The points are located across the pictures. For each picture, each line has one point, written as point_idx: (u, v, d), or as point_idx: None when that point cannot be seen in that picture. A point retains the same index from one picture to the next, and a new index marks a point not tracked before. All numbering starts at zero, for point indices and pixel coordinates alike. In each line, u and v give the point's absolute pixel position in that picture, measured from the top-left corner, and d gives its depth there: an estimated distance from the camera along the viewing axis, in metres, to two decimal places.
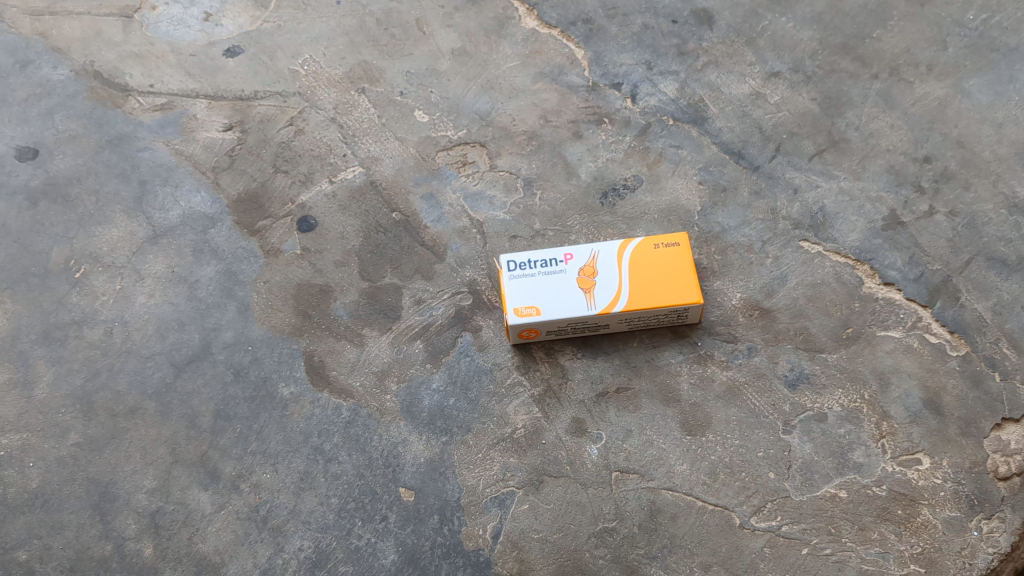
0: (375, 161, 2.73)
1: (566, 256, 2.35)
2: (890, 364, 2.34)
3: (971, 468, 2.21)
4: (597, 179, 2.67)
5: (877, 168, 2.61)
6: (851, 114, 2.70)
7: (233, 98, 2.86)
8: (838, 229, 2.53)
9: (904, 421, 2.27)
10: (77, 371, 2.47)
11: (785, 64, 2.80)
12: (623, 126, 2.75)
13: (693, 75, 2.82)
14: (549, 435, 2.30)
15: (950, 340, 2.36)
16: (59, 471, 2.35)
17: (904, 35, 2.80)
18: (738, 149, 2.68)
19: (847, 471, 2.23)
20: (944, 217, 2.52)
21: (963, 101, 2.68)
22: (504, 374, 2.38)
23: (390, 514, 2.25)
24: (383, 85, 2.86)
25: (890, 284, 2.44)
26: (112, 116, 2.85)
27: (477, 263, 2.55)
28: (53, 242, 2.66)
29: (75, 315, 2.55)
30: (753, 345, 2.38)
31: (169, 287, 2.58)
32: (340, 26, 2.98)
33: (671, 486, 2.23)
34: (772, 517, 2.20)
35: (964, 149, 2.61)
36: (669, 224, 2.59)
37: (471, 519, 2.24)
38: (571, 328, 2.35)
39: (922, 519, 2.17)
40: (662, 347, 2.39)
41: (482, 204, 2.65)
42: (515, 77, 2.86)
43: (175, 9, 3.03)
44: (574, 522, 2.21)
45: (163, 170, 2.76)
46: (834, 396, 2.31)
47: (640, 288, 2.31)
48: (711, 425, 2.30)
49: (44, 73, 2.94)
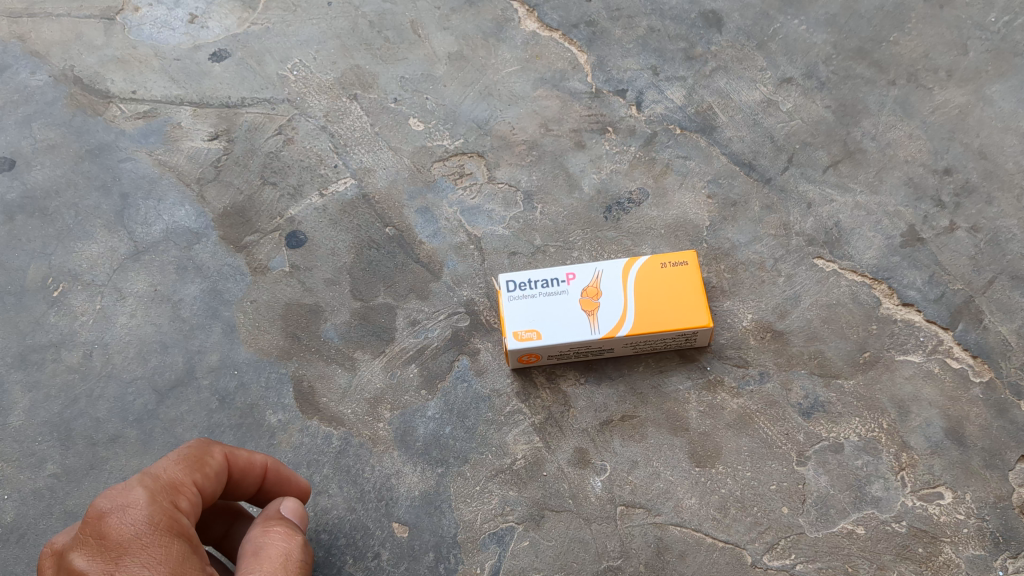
0: (367, 172, 2.61)
1: (568, 276, 2.23)
2: (910, 391, 2.22)
3: (996, 503, 2.10)
4: (600, 192, 2.54)
5: (895, 181, 2.48)
6: (867, 122, 2.57)
7: (219, 105, 2.72)
8: (854, 246, 2.41)
9: (924, 452, 2.15)
10: (55, 397, 2.36)
11: (798, 69, 2.67)
12: (628, 135, 2.62)
13: (702, 81, 2.69)
14: (551, 466, 2.19)
15: (973, 365, 2.24)
16: (35, 504, 2.23)
17: (922, 38, 2.67)
18: (749, 160, 2.55)
19: (865, 506, 2.11)
20: (965, 232, 2.40)
21: (985, 109, 2.55)
22: (503, 402, 2.26)
23: (383, 551, 2.14)
24: (377, 92, 2.73)
25: (909, 305, 2.32)
26: (92, 124, 2.72)
27: (474, 282, 2.43)
28: (30, 259, 2.53)
29: (53, 337, 2.43)
30: (765, 370, 2.26)
31: (152, 307, 2.46)
32: (332, 28, 2.84)
33: (679, 522, 2.12)
34: (786, 555, 2.08)
35: (986, 160, 2.48)
36: (677, 241, 2.46)
37: (468, 557, 2.12)
38: (573, 352, 2.23)
39: (944, 558, 2.06)
40: (669, 372, 2.27)
41: (480, 218, 2.52)
42: (515, 83, 2.72)
43: (159, 10, 2.89)
44: (577, 560, 2.10)
45: (146, 182, 2.63)
46: (851, 425, 2.20)
47: (647, 310, 2.18)
48: (721, 455, 2.18)
49: (22, 78, 2.80)
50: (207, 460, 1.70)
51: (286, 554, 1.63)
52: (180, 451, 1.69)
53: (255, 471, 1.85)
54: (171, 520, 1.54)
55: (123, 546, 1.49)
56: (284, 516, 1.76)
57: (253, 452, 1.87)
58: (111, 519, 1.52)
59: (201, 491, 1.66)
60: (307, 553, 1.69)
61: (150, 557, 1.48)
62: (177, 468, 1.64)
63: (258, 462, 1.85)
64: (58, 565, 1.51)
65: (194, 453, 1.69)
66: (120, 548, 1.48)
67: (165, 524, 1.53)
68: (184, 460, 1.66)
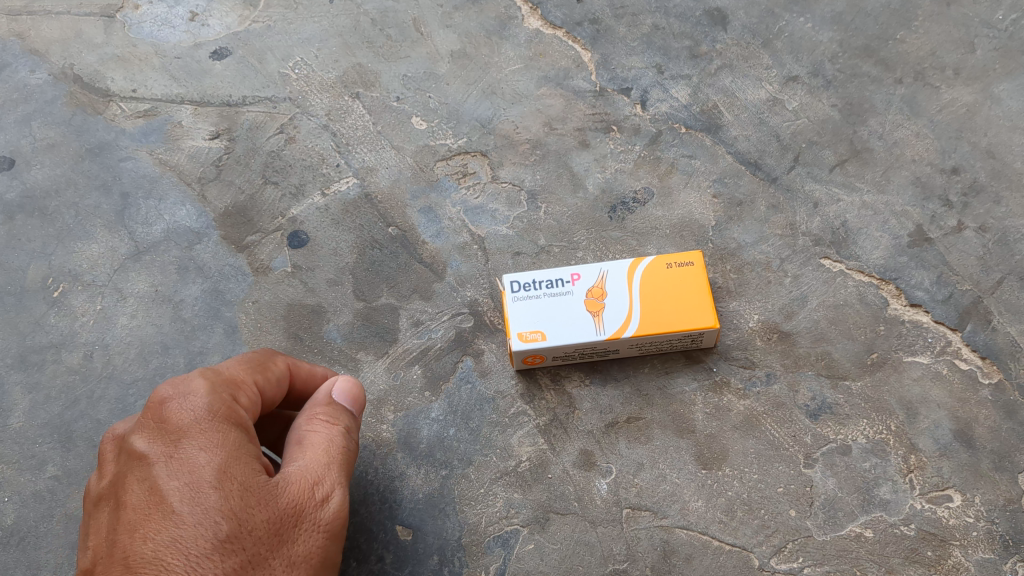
0: (370, 171, 2.58)
1: (573, 276, 2.20)
2: (918, 393, 2.20)
3: (1005, 506, 2.08)
4: (605, 192, 2.52)
5: (902, 180, 2.46)
6: (874, 121, 2.55)
7: (220, 104, 2.70)
8: (861, 246, 2.39)
9: (933, 455, 2.13)
10: (55, 399, 2.34)
11: (804, 67, 2.65)
12: (633, 134, 2.59)
13: (707, 80, 2.66)
14: (556, 469, 2.17)
15: (982, 366, 2.22)
16: (35, 506, 2.22)
17: (930, 36, 2.64)
18: (754, 159, 2.53)
19: (873, 509, 2.09)
20: (973, 232, 2.38)
21: (992, 107, 2.53)
22: (507, 403, 2.25)
23: (386, 554, 2.12)
24: (379, 90, 2.71)
25: (917, 305, 2.30)
26: (92, 122, 2.70)
27: (478, 282, 2.41)
28: (30, 259, 2.51)
29: (53, 338, 2.41)
30: (772, 371, 2.24)
31: (153, 307, 2.44)
32: (333, 26, 2.82)
33: (686, 525, 2.10)
34: (793, 559, 2.06)
35: (994, 159, 2.46)
36: (682, 240, 2.44)
37: (472, 561, 2.10)
38: (578, 353, 2.21)
39: (953, 562, 2.04)
40: (675, 373, 2.25)
41: (484, 218, 2.50)
42: (519, 82, 2.70)
43: (159, 8, 2.87)
44: (583, 563, 2.08)
45: (146, 182, 2.61)
46: (858, 426, 2.18)
47: (652, 311, 2.16)
48: (728, 458, 2.16)
49: (21, 77, 2.78)
50: (269, 366, 1.88)
51: (329, 443, 1.78)
52: (245, 356, 1.88)
53: (315, 382, 2.02)
54: (229, 409, 1.71)
55: (183, 430, 1.66)
56: (333, 400, 1.88)
57: (314, 365, 2.05)
58: (172, 405, 1.69)
59: (260, 391, 1.84)
60: (351, 444, 1.83)
61: (207, 440, 1.65)
62: (239, 368, 1.82)
63: (319, 374, 2.03)
64: (125, 444, 1.71)
65: (257, 359, 1.88)
66: (180, 430, 1.66)
67: (223, 412, 1.70)
68: (246, 363, 1.84)
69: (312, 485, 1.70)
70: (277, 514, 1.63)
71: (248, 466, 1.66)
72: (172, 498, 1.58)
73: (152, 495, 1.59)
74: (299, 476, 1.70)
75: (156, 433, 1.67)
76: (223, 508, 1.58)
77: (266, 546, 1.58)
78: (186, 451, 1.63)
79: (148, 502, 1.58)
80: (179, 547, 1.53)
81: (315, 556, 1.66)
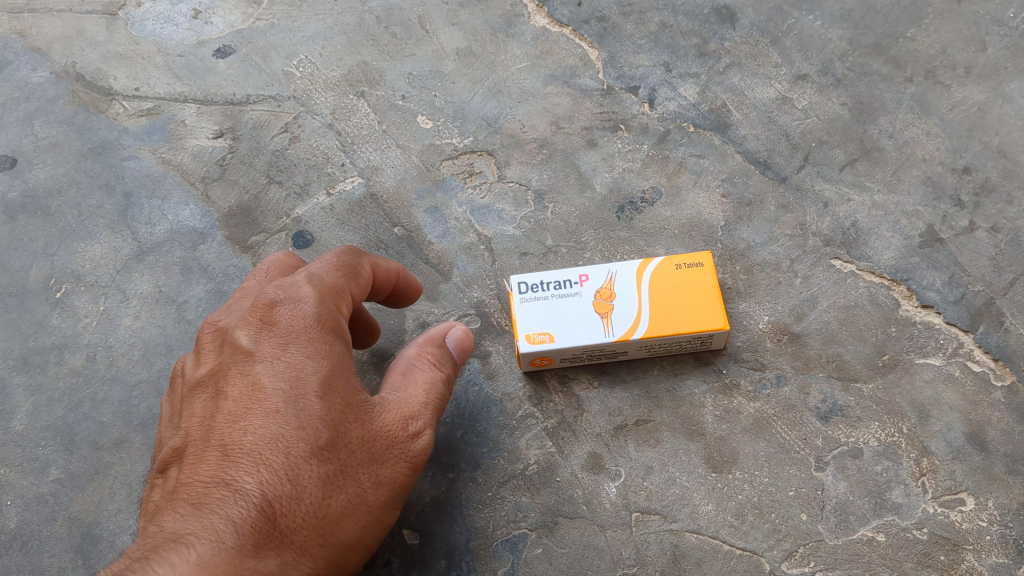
0: (375, 171, 2.56)
1: (581, 278, 2.18)
2: (930, 395, 2.18)
3: (1020, 510, 2.05)
4: (613, 191, 2.49)
5: (913, 179, 2.43)
6: (884, 120, 2.52)
7: (223, 102, 2.67)
8: (872, 246, 2.36)
9: (945, 458, 2.11)
10: (58, 401, 2.31)
11: (814, 65, 2.62)
12: (641, 133, 2.57)
13: (715, 78, 2.63)
14: (564, 472, 2.15)
15: (995, 368, 2.19)
16: (38, 510, 2.19)
17: (940, 34, 2.61)
18: (764, 159, 2.50)
19: (885, 513, 2.07)
20: (985, 232, 2.35)
21: (1004, 106, 2.50)
22: (515, 406, 2.22)
23: (394, 558, 2.10)
24: (384, 89, 2.68)
25: (929, 307, 2.27)
26: (95, 121, 2.67)
27: (485, 283, 2.38)
28: (32, 259, 2.49)
29: (56, 339, 2.39)
30: (782, 373, 2.22)
31: (156, 308, 2.41)
32: (338, 24, 2.79)
33: (696, 529, 2.08)
34: (804, 563, 2.04)
35: (1006, 158, 2.43)
36: (691, 241, 2.41)
37: (480, 565, 2.08)
38: (586, 355, 2.18)
39: (966, 566, 2.02)
40: (684, 375, 2.23)
41: (490, 218, 2.48)
42: (525, 80, 2.67)
43: (162, 5, 2.84)
44: (592, 568, 2.06)
45: (149, 181, 2.58)
46: (870, 429, 2.15)
47: (662, 312, 2.13)
48: (738, 461, 2.13)
49: (23, 75, 2.75)
50: (359, 272, 1.98)
51: (429, 386, 1.92)
52: (338, 258, 1.96)
53: (388, 279, 2.08)
54: (333, 323, 1.86)
55: (291, 335, 1.82)
56: (442, 345, 2.00)
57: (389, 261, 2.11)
58: (282, 309, 1.85)
59: (353, 298, 1.95)
60: (446, 387, 1.97)
61: (314, 349, 1.82)
62: (336, 274, 1.93)
63: (392, 272, 2.09)
64: (228, 336, 1.87)
65: (349, 263, 1.97)
66: (288, 335, 1.82)
67: (328, 324, 1.85)
68: (341, 268, 1.94)
69: (408, 418, 1.87)
70: (370, 435, 1.81)
71: (348, 382, 1.84)
72: (278, 398, 1.76)
73: (257, 391, 1.78)
74: (396, 406, 1.87)
75: (264, 331, 1.83)
76: (324, 418, 1.76)
77: (357, 460, 1.78)
78: (294, 357, 1.80)
79: (252, 396, 1.77)
80: (279, 445, 1.72)
81: (400, 481, 1.84)
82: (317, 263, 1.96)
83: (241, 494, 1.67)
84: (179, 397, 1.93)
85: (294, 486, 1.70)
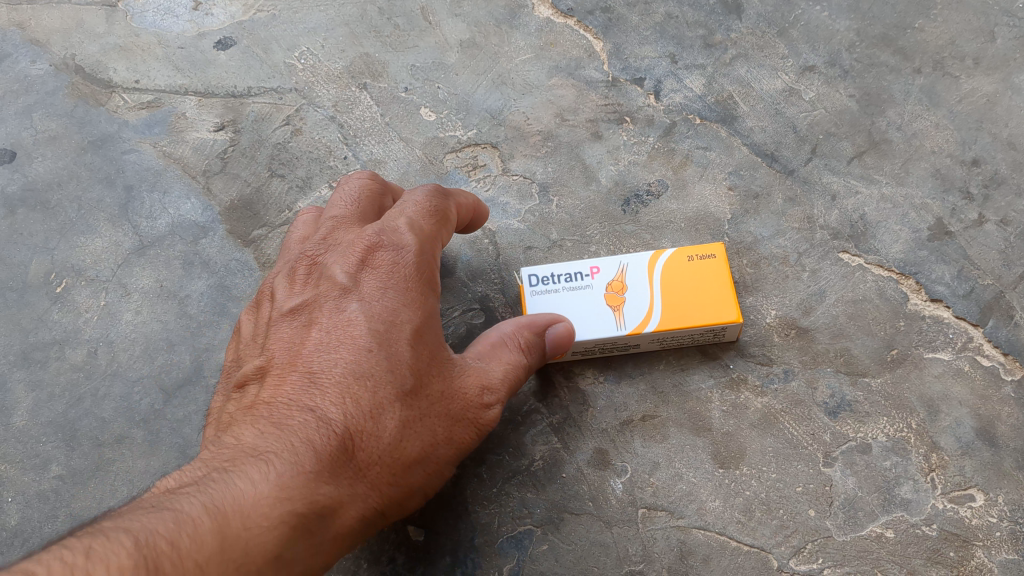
0: (378, 164, 2.53)
1: (593, 270, 2.15)
2: (939, 390, 2.15)
3: None
4: (618, 184, 2.46)
5: (921, 172, 2.40)
6: (893, 112, 2.49)
7: (224, 95, 2.65)
8: (880, 240, 2.33)
9: (955, 453, 2.09)
10: (59, 397, 2.30)
11: (821, 56, 2.59)
12: (646, 125, 2.54)
13: (722, 69, 2.60)
14: (570, 468, 2.13)
15: (1005, 362, 2.17)
16: (40, 506, 2.18)
17: (949, 25, 2.58)
18: (771, 151, 2.48)
19: (894, 509, 2.05)
20: (995, 226, 2.33)
21: (1013, 98, 2.47)
22: (520, 401, 2.20)
23: (398, 555, 2.08)
24: (386, 81, 2.65)
25: (938, 301, 2.25)
26: (95, 114, 2.64)
27: (489, 277, 2.36)
28: (32, 254, 2.47)
29: (57, 334, 2.37)
30: (789, 368, 2.20)
31: (157, 303, 2.39)
32: (340, 15, 2.76)
33: (703, 525, 2.06)
34: (813, 560, 2.02)
35: (1016, 150, 2.41)
36: (697, 234, 2.39)
37: (485, 561, 2.07)
38: (598, 349, 2.17)
39: (976, 563, 2.00)
40: (691, 370, 2.21)
41: (494, 211, 2.45)
42: (529, 72, 2.64)
43: None
44: (598, 564, 2.04)
45: (150, 174, 2.56)
46: (878, 425, 2.13)
47: (674, 305, 2.11)
48: (745, 456, 2.11)
49: (22, 67, 2.73)
50: (448, 219, 2.04)
51: (509, 370, 1.90)
52: (432, 204, 2.01)
53: (464, 218, 2.15)
54: (426, 271, 1.90)
55: (389, 275, 1.86)
56: (536, 335, 1.97)
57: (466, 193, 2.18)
58: (381, 251, 1.89)
59: (439, 241, 2.01)
60: (523, 375, 1.95)
61: (409, 292, 1.85)
62: (430, 222, 1.98)
63: (469, 210, 2.15)
64: (324, 270, 1.90)
65: (442, 210, 2.02)
66: (387, 275, 1.86)
67: (421, 269, 1.89)
68: (435, 217, 1.99)
69: (484, 388, 1.86)
70: (450, 392, 1.82)
71: (435, 335, 1.86)
72: (369, 335, 1.77)
73: (350, 325, 1.79)
74: (475, 375, 1.87)
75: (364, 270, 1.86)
76: (412, 365, 1.77)
77: (434, 411, 1.78)
78: (388, 297, 1.83)
79: (346, 331, 1.78)
80: (368, 381, 1.72)
81: (468, 442, 1.85)
82: (413, 209, 1.99)
83: (326, 420, 1.65)
84: (264, 319, 1.93)
85: (376, 424, 1.69)
